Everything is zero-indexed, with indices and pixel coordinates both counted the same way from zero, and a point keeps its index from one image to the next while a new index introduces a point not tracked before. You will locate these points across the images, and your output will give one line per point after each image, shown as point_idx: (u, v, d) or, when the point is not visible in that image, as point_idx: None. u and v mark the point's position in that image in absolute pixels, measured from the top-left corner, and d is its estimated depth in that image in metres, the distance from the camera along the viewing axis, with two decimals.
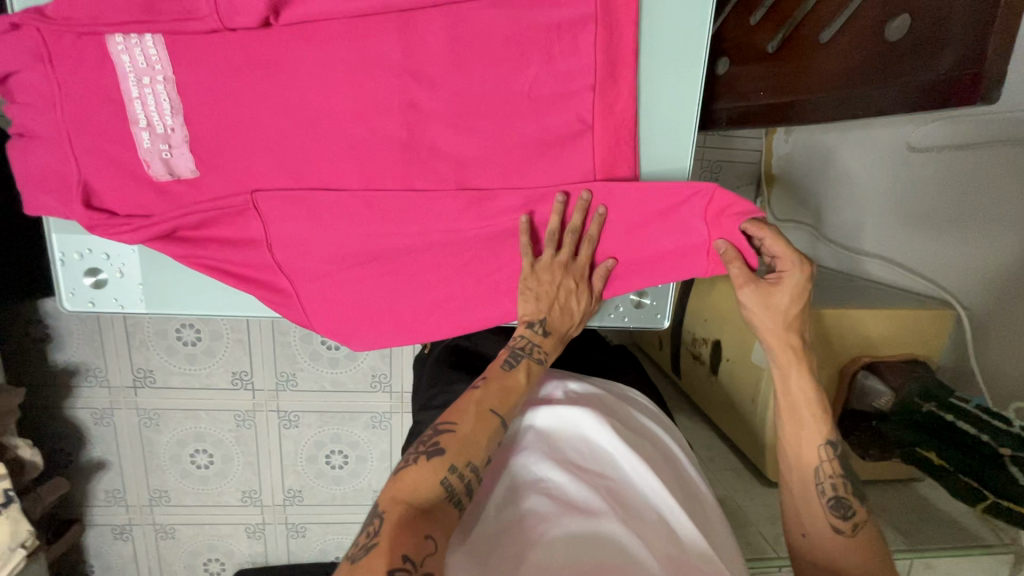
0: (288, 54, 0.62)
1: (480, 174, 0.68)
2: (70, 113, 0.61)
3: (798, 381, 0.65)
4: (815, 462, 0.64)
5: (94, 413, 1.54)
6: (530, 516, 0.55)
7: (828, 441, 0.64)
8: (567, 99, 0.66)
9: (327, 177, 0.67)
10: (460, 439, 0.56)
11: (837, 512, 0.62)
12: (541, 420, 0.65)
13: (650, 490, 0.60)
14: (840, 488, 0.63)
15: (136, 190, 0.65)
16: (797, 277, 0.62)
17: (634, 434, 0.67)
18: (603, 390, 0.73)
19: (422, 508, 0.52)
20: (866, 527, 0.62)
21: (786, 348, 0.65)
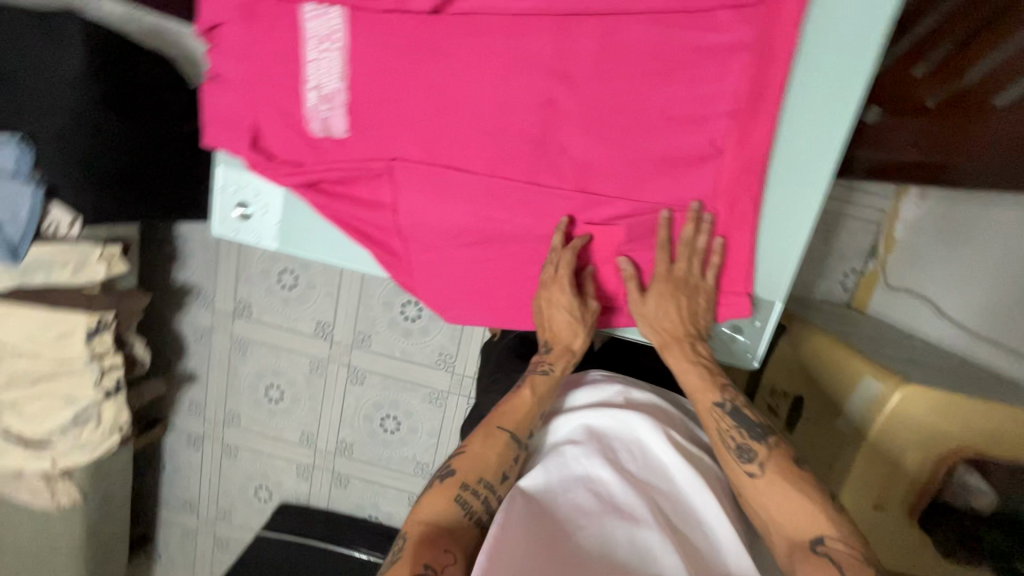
0: (448, 40, 0.67)
1: (599, 179, 0.69)
2: (257, 65, 0.70)
3: (692, 375, 0.69)
4: (711, 421, 0.68)
5: (196, 330, 1.73)
6: (575, 506, 0.61)
7: (720, 401, 0.68)
8: (702, 122, 0.66)
9: (459, 159, 0.71)
10: (472, 457, 0.65)
11: (741, 459, 0.64)
12: (597, 420, 0.69)
13: (700, 506, 0.64)
14: (739, 437, 0.65)
15: (294, 140, 0.73)
16: (659, 287, 0.70)
17: (690, 448, 0.70)
18: (665, 401, 0.75)
19: (440, 527, 0.60)
20: (775, 461, 0.63)
21: (670, 344, 0.71)
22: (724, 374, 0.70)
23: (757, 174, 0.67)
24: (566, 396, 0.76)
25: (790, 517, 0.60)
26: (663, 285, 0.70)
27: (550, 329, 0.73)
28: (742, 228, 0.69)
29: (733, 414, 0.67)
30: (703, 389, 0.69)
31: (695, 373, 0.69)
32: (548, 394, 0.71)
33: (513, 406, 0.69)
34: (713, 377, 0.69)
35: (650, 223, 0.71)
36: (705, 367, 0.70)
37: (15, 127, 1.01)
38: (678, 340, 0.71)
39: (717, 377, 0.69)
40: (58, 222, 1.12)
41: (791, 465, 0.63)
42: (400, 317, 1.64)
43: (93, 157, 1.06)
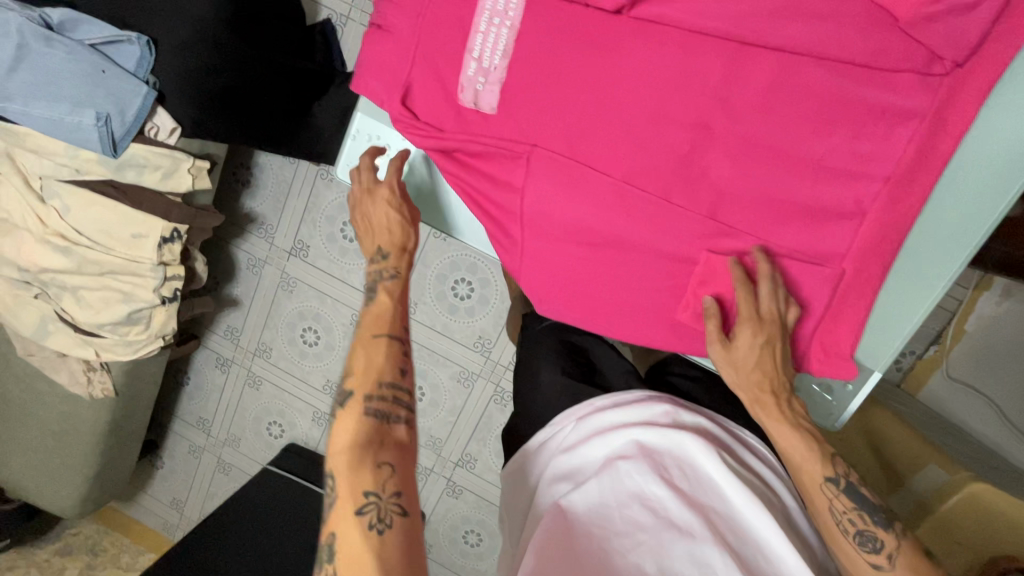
0: (621, 42, 0.67)
1: (733, 210, 0.69)
2: (426, 24, 0.71)
3: (778, 425, 0.70)
4: (821, 495, 0.68)
5: (251, 259, 1.76)
6: (632, 521, 0.64)
7: (831, 475, 0.68)
8: (853, 178, 0.66)
9: (599, 159, 0.71)
10: (360, 372, 0.73)
11: (863, 546, 0.65)
12: (646, 436, 0.71)
13: (759, 525, 0.65)
14: (865, 524, 0.66)
15: (441, 105, 0.74)
16: (750, 335, 0.69)
17: (745, 472, 0.71)
18: (723, 429, 0.77)
19: (364, 439, 0.68)
20: (903, 553, 0.64)
21: (764, 400, 0.71)
22: (828, 441, 0.70)
23: (891, 240, 0.67)
24: (616, 405, 0.78)
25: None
26: (753, 332, 0.69)
27: (376, 237, 0.83)
28: (862, 290, 0.69)
29: (848, 491, 0.67)
30: (806, 458, 0.69)
31: (798, 442, 0.69)
32: (377, 351, 0.75)
33: (364, 375, 0.73)
34: (821, 449, 0.69)
35: (774, 266, 0.70)
36: (808, 432, 0.70)
37: (147, 28, 1.17)
38: (771, 397, 0.71)
39: (827, 449, 0.69)
40: (159, 127, 1.25)
41: (919, 560, 0.64)
42: (451, 294, 1.63)
43: (217, 70, 1.22)
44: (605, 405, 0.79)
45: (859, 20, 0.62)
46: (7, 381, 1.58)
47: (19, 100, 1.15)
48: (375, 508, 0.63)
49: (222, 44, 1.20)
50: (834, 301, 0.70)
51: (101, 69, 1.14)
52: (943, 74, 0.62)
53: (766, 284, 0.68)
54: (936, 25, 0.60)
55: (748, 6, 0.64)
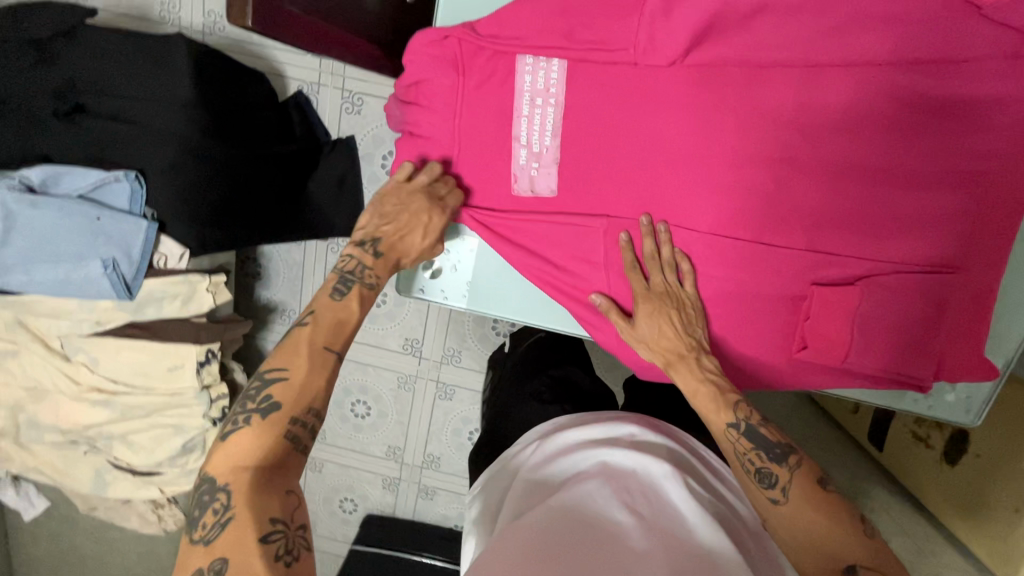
0: (679, 93, 0.62)
1: (833, 238, 0.65)
2: (465, 122, 0.65)
3: (699, 390, 0.65)
4: (725, 441, 0.63)
5: None
6: (593, 548, 0.53)
7: (733, 418, 0.63)
8: (956, 175, 0.62)
9: (679, 215, 0.67)
10: (295, 385, 0.56)
11: (762, 483, 0.60)
12: (613, 457, 0.64)
13: (725, 558, 0.54)
14: (760, 460, 0.61)
15: (498, 200, 0.69)
16: (645, 307, 0.67)
17: (711, 497, 0.63)
18: (683, 446, 0.70)
19: (270, 464, 0.53)
20: (799, 484, 0.59)
21: (675, 363, 0.67)
22: (734, 389, 0.65)
23: (1006, 229, 0.63)
24: (580, 429, 0.71)
25: (821, 545, 0.56)
26: (646, 303, 0.67)
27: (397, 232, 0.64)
28: (985, 288, 0.65)
29: (749, 434, 0.62)
30: (713, 413, 0.64)
31: (704, 396, 0.64)
32: (310, 374, 0.57)
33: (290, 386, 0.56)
34: (723, 394, 0.64)
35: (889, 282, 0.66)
36: (715, 384, 0.65)
37: (126, 160, 1.02)
38: (686, 358, 0.66)
39: (728, 394, 0.64)
40: (168, 254, 1.13)
41: (812, 483, 0.59)
42: (491, 333, 1.64)
43: (205, 182, 1.05)
44: (567, 426, 0.73)
45: (936, 16, 0.57)
46: (76, 535, 1.53)
47: (22, 271, 1.06)
48: (283, 538, 0.49)
49: (208, 153, 1.04)
50: (957, 303, 0.66)
51: (95, 216, 1.03)
52: None
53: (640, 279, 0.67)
54: None
55: (812, 26, 0.59)
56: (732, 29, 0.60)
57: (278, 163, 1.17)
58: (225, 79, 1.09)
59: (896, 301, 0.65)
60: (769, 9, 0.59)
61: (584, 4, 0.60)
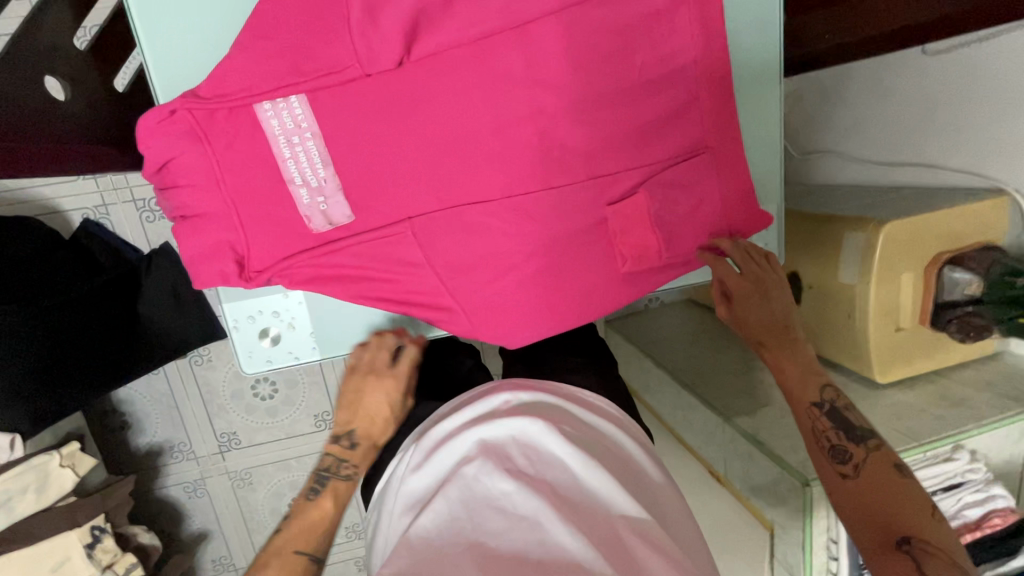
0: (420, 88, 0.66)
1: (606, 160, 0.73)
2: (232, 185, 0.64)
3: (786, 362, 0.76)
4: (810, 415, 0.72)
5: (186, 487, 1.56)
6: (484, 536, 0.53)
7: (829, 385, 0.74)
8: (672, 73, 0.72)
9: (472, 193, 0.70)
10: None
11: (835, 459, 0.69)
12: (488, 433, 0.62)
13: (600, 486, 0.58)
14: (836, 438, 0.70)
15: (301, 244, 0.68)
16: (739, 287, 0.78)
17: (582, 435, 0.65)
18: (548, 395, 0.70)
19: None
20: (870, 463, 0.67)
21: (764, 342, 0.78)
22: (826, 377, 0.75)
23: (729, 101, 0.75)
24: (443, 418, 0.70)
25: (878, 516, 0.63)
26: (739, 285, 0.78)
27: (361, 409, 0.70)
28: (736, 154, 0.76)
29: (831, 414, 0.72)
30: (801, 390, 0.74)
31: (794, 370, 0.75)
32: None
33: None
34: (816, 375, 0.75)
35: (664, 179, 0.74)
36: (804, 364, 0.76)
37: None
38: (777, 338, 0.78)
39: (820, 377, 0.75)
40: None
41: (888, 466, 0.66)
42: None
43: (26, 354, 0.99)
44: (441, 416, 0.70)
45: None
46: None
47: None
48: None
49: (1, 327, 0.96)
50: (720, 175, 0.76)
51: None
52: None
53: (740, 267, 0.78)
54: None
55: None
56: (438, 17, 0.64)
57: (106, 296, 1.14)
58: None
59: (675, 192, 0.75)
60: None
61: (295, 38, 0.61)
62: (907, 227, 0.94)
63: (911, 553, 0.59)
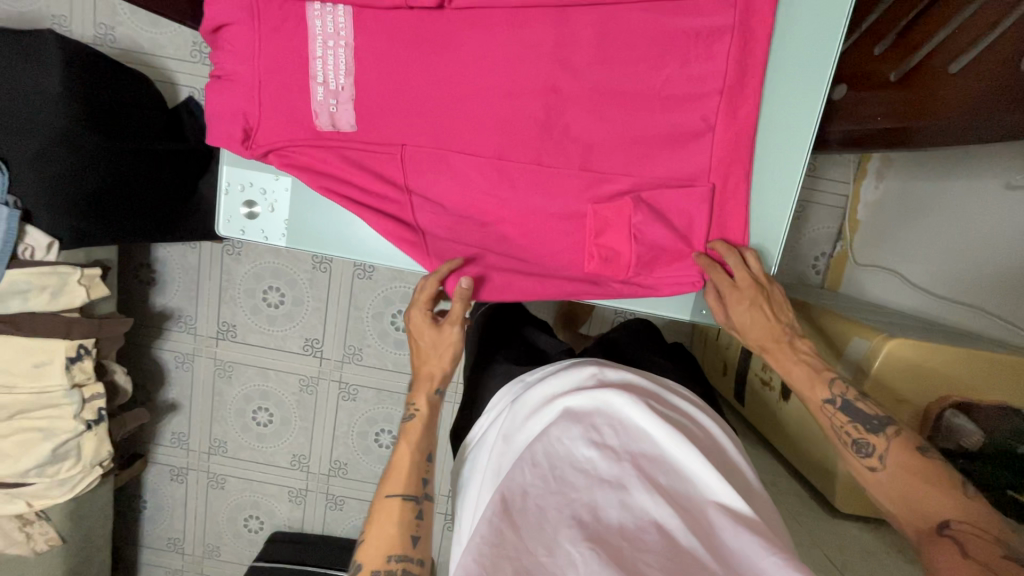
0: (452, 35, 0.71)
1: (603, 159, 0.74)
2: (264, 63, 0.72)
3: (795, 371, 0.72)
4: (821, 413, 0.70)
5: (178, 356, 1.69)
6: (570, 489, 0.61)
7: (836, 376, 0.71)
8: (695, 96, 0.71)
9: (469, 144, 0.74)
10: (373, 546, 0.65)
11: (860, 452, 0.66)
12: (574, 402, 0.68)
13: (688, 463, 0.64)
14: (854, 430, 0.68)
15: (302, 135, 0.74)
16: (734, 299, 0.73)
17: (665, 411, 0.69)
18: (639, 376, 0.75)
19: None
20: (894, 452, 0.64)
21: (771, 348, 0.74)
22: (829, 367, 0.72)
23: (747, 142, 0.73)
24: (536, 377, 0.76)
25: (912, 501, 0.62)
26: (739, 296, 0.73)
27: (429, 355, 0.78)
28: (736, 201, 0.75)
29: (846, 408, 0.68)
30: (812, 391, 0.71)
31: (802, 373, 0.71)
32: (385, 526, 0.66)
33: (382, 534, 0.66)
34: (819, 374, 0.71)
35: (654, 196, 0.75)
36: (808, 363, 0.72)
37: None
38: (778, 348, 0.73)
39: (825, 372, 0.71)
40: (33, 246, 1.16)
41: (913, 453, 0.63)
42: (392, 329, 1.66)
43: (81, 173, 1.12)
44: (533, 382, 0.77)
45: None
46: None
47: None
48: None
49: (79, 144, 1.10)
50: (714, 213, 0.75)
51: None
52: None
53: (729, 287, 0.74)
54: None
55: None
56: None
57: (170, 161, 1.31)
58: (109, 78, 1.18)
59: (658, 212, 0.75)
60: None
61: None
62: (906, 348, 0.86)
63: (951, 537, 0.57)
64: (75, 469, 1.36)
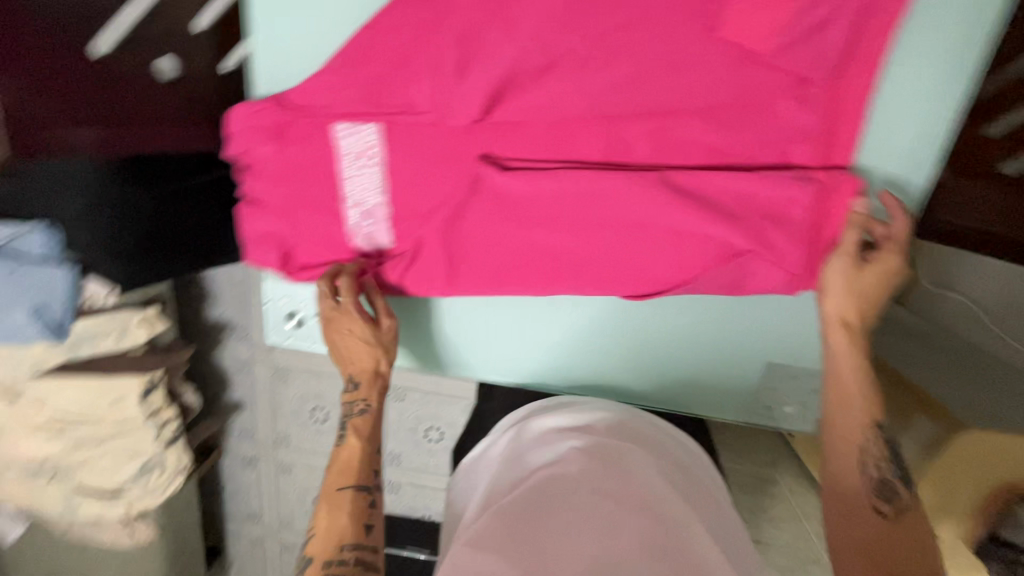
0: (492, 147, 0.65)
1: (668, 266, 0.64)
2: (294, 186, 0.68)
3: (846, 361, 0.60)
4: (860, 443, 0.58)
5: (236, 362, 1.73)
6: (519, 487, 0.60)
7: (878, 423, 0.59)
8: (773, 209, 0.62)
9: (512, 256, 0.67)
10: (322, 533, 0.58)
11: (878, 492, 0.56)
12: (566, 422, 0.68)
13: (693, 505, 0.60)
14: (886, 472, 0.57)
15: (341, 255, 0.71)
16: (891, 263, 0.60)
17: (666, 461, 0.66)
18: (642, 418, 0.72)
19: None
20: (915, 516, 0.54)
21: (853, 327, 0.61)
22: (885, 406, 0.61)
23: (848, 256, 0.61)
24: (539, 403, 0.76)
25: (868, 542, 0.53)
26: (897, 267, 0.60)
27: (351, 358, 0.69)
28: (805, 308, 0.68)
29: (888, 444, 0.59)
30: (859, 421, 0.59)
31: (852, 360, 0.60)
32: (343, 518, 0.60)
33: (346, 464, 0.64)
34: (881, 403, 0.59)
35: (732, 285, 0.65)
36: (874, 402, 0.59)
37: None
38: (849, 337, 0.61)
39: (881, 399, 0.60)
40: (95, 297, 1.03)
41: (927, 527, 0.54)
42: None
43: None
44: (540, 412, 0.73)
45: (720, 61, 0.58)
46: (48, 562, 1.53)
47: None
48: None
49: None
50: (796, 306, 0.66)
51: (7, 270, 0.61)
52: (821, 88, 0.59)
53: (894, 258, 0.60)
54: (800, 48, 0.56)
55: (606, 78, 0.60)
56: (527, 87, 0.61)
57: None
58: None
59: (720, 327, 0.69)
60: (557, 66, 0.60)
61: (381, 72, 0.61)
62: None
63: None
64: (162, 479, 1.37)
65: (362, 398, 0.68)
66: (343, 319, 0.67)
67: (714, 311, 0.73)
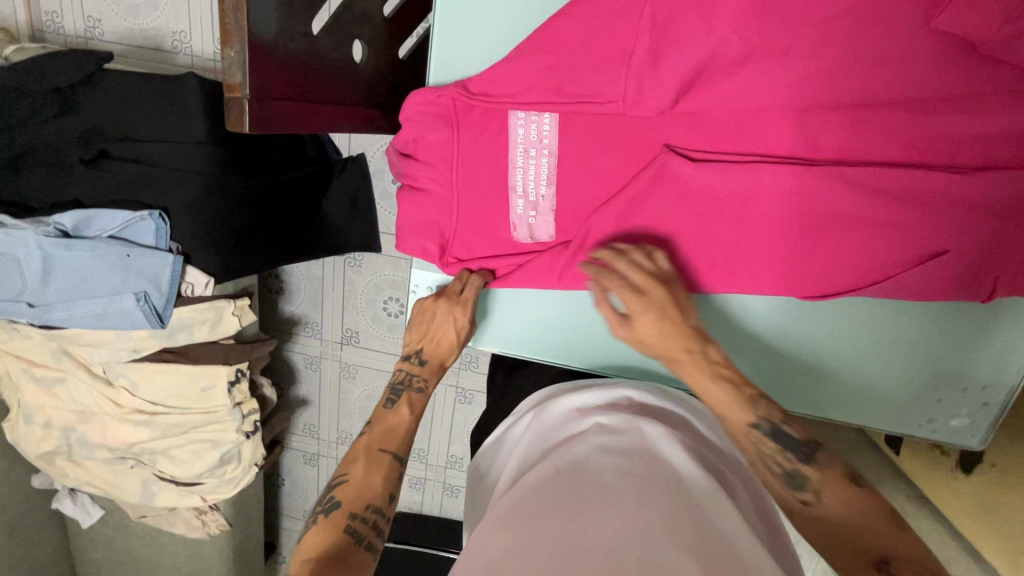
0: (671, 140, 0.64)
1: (848, 267, 0.64)
2: (463, 174, 0.67)
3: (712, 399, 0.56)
4: (750, 443, 0.54)
5: (306, 358, 1.59)
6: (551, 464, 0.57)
7: (756, 413, 0.54)
8: (978, 206, 0.59)
9: (682, 249, 0.67)
10: (354, 486, 0.59)
11: (789, 485, 0.52)
12: (583, 399, 0.67)
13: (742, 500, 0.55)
14: (792, 463, 0.53)
15: (500, 245, 0.71)
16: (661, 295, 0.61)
17: (701, 446, 0.61)
18: (673, 405, 0.68)
19: (333, 555, 0.53)
20: (831, 486, 0.51)
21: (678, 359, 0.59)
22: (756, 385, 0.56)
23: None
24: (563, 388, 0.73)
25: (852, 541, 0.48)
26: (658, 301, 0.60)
27: (429, 332, 0.71)
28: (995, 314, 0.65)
29: (775, 435, 0.53)
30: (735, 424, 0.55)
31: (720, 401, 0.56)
32: (368, 477, 0.60)
33: (388, 429, 0.65)
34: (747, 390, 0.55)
35: (926, 285, 0.63)
36: (729, 381, 0.56)
37: (149, 198, 0.92)
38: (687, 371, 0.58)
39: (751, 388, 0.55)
40: (193, 283, 1.01)
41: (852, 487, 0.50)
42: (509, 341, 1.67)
43: (227, 213, 0.96)
44: (565, 392, 0.71)
45: (933, 52, 0.56)
46: (120, 549, 1.52)
47: (61, 308, 0.98)
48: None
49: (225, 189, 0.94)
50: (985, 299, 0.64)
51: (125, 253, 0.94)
52: None
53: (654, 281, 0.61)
54: None
55: (810, 67, 0.58)
56: (721, 76, 0.60)
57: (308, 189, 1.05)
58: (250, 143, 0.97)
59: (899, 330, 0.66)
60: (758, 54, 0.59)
61: (570, 58, 0.61)
62: None
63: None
64: (237, 471, 1.25)
65: (417, 370, 0.70)
66: (453, 309, 0.69)
67: (878, 315, 0.71)
